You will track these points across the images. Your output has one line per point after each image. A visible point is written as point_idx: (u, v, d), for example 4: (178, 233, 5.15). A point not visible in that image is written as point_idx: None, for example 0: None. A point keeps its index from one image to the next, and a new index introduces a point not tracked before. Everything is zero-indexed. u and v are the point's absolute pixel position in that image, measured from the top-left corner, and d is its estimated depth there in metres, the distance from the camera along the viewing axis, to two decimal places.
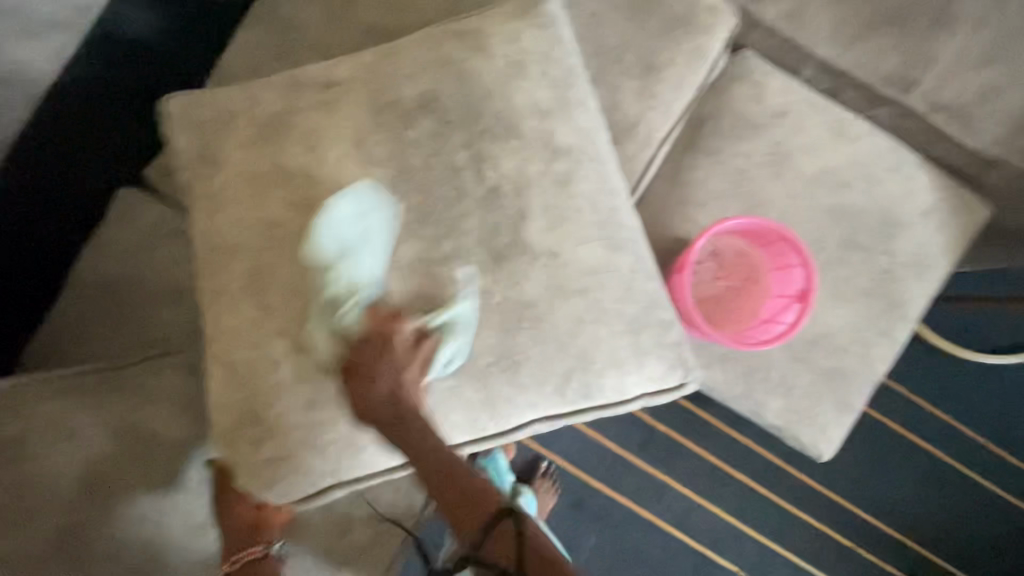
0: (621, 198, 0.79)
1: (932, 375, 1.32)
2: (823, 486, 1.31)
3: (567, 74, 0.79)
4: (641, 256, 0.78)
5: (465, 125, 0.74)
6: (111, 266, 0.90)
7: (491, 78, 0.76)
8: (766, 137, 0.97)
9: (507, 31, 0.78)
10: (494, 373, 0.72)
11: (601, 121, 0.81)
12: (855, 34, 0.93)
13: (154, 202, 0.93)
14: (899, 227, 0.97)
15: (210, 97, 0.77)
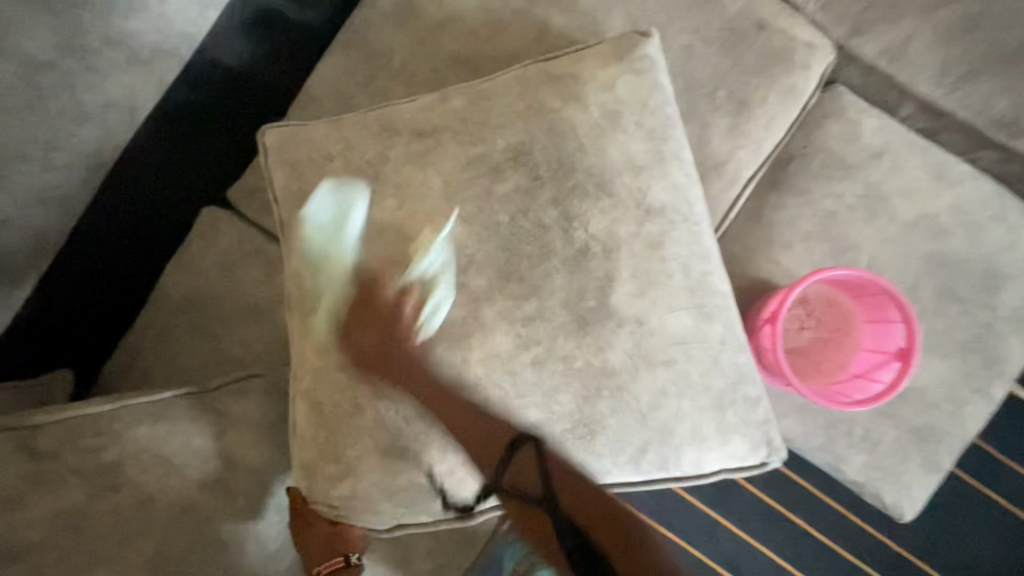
0: (713, 261, 0.76)
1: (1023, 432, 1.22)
2: (894, 542, 1.22)
3: (663, 125, 0.77)
4: (730, 326, 0.75)
5: (558, 170, 0.73)
6: (193, 284, 0.92)
7: (586, 127, 0.74)
8: (859, 178, 0.92)
9: (603, 69, 0.77)
10: (573, 440, 0.69)
11: (695, 176, 0.78)
12: (963, 74, 0.88)
13: (236, 222, 0.94)
14: (1002, 280, 0.91)
15: (307, 133, 0.78)
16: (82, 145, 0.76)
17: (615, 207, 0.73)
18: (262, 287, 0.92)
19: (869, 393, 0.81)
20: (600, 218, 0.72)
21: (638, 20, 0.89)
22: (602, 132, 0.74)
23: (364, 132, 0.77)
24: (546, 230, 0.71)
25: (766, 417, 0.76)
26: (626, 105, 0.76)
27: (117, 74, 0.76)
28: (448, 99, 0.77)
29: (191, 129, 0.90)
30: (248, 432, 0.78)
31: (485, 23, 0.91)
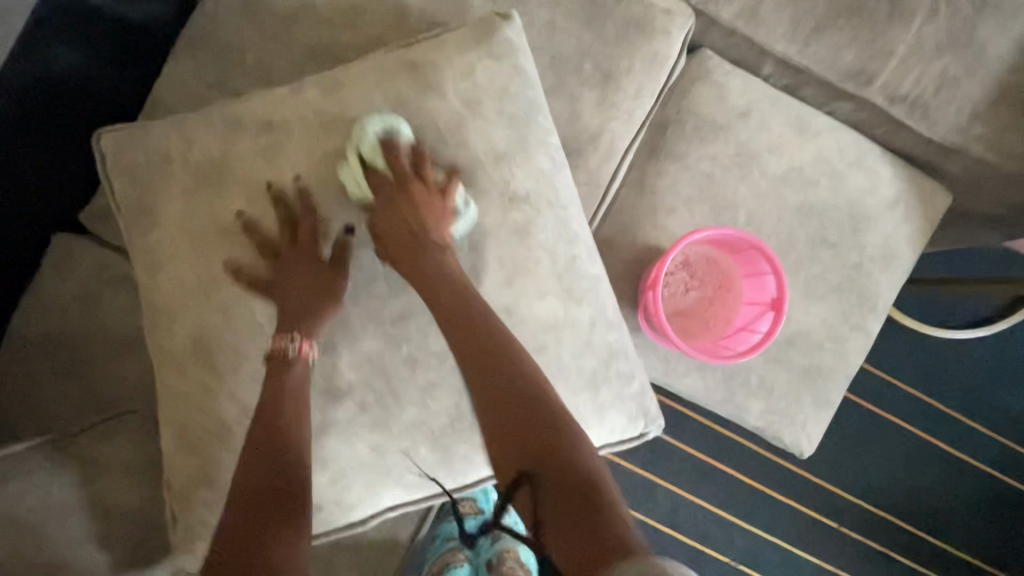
0: (583, 245, 0.76)
1: (893, 352, 1.40)
2: (802, 468, 1.38)
3: (526, 109, 0.75)
4: (602, 306, 0.76)
5: (417, 168, 0.71)
6: (49, 322, 0.84)
7: (444, 119, 0.72)
8: (730, 139, 0.95)
9: (462, 64, 0.73)
10: (452, 438, 0.71)
11: (563, 158, 0.78)
12: (809, 31, 0.93)
13: (94, 246, 0.87)
14: (866, 221, 0.98)
15: (141, 137, 0.72)
16: None
17: (482, 205, 0.71)
18: (128, 315, 0.85)
19: (750, 345, 0.84)
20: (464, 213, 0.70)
21: None
22: (462, 122, 0.72)
23: (207, 133, 0.70)
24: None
25: (641, 389, 0.79)
26: (485, 91, 0.74)
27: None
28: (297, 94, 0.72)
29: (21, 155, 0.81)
30: (121, 476, 0.73)
31: (338, 10, 0.87)
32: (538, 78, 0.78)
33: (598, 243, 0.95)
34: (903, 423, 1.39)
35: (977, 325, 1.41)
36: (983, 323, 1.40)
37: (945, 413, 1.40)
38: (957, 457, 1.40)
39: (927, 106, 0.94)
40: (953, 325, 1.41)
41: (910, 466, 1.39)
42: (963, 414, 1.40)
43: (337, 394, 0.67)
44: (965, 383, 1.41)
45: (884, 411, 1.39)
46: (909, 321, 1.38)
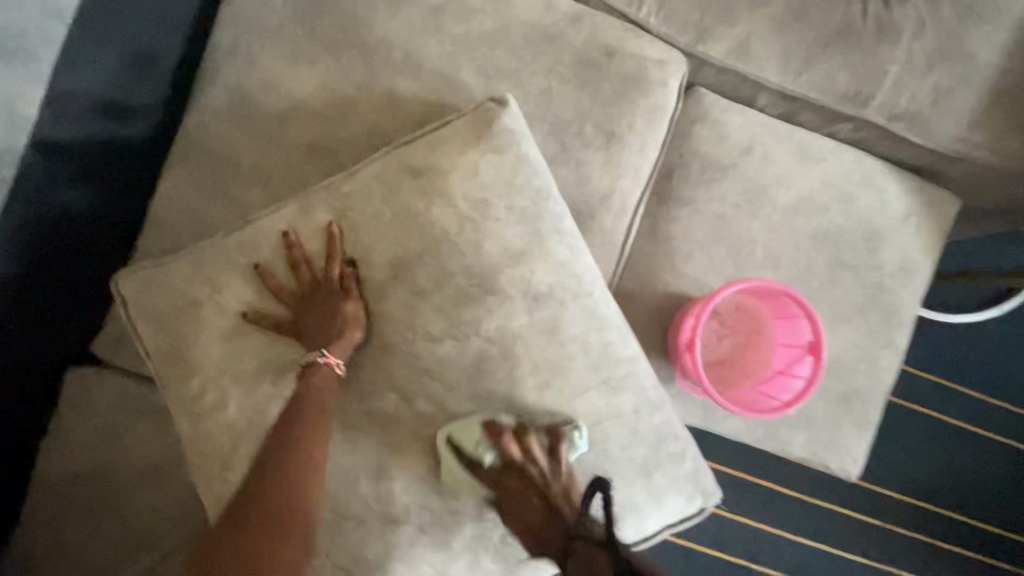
0: (615, 328, 0.75)
1: (914, 345, 1.40)
2: None
3: (535, 203, 0.74)
4: (642, 390, 0.74)
5: (438, 282, 0.70)
6: (79, 459, 0.81)
7: (455, 228, 0.71)
8: (737, 176, 0.95)
9: (465, 165, 0.72)
10: (511, 544, 0.69)
11: (581, 241, 0.76)
12: (801, 62, 0.93)
13: (111, 372, 0.85)
14: (881, 239, 0.97)
15: (167, 274, 0.73)
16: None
17: (506, 309, 0.70)
18: (161, 442, 0.82)
19: (792, 391, 0.83)
20: (494, 319, 0.70)
21: (490, 71, 0.86)
22: (474, 228, 0.71)
23: (234, 272, 0.72)
24: (428, 342, 0.70)
25: (694, 468, 0.77)
26: (494, 190, 0.72)
27: None
28: (313, 218, 0.73)
29: (50, 300, 0.79)
30: None
31: (330, 105, 0.85)
32: (543, 165, 0.76)
33: (620, 297, 0.94)
34: (936, 414, 1.39)
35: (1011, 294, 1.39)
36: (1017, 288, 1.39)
37: (976, 398, 1.40)
38: (994, 440, 1.39)
39: (926, 119, 0.94)
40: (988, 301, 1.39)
41: (950, 456, 1.39)
42: (995, 397, 1.40)
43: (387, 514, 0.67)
44: (992, 367, 1.40)
45: (916, 405, 1.39)
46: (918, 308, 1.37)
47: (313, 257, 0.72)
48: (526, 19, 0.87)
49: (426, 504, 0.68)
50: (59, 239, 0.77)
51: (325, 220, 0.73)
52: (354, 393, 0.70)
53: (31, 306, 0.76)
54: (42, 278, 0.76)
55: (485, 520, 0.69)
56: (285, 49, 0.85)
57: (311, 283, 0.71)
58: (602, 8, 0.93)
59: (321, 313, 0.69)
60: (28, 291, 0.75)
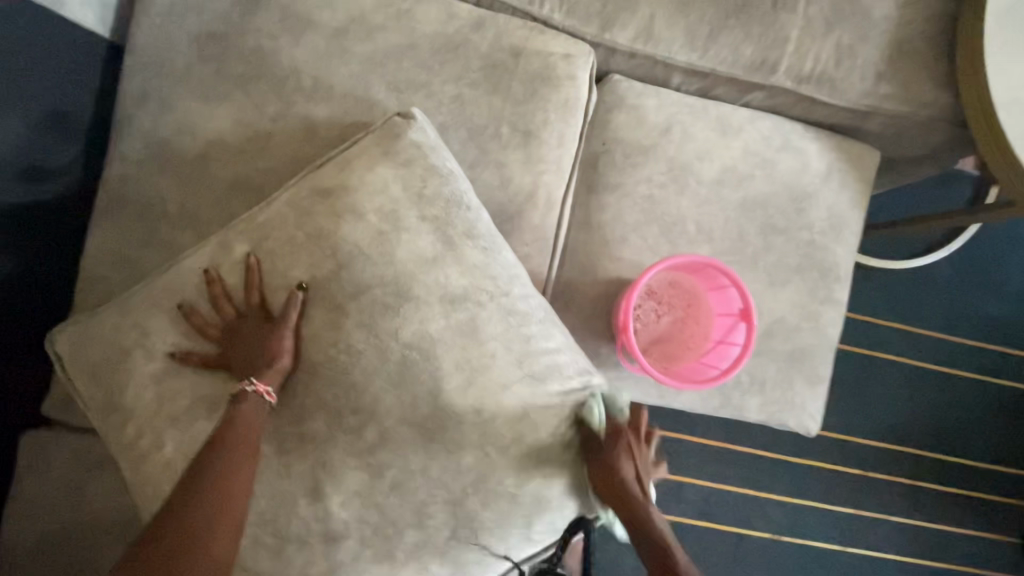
0: (535, 324, 0.77)
1: (865, 293, 1.44)
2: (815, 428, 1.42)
3: (447, 211, 0.77)
4: (567, 382, 0.76)
5: (356, 294, 0.72)
6: (37, 524, 0.81)
7: (368, 241, 0.73)
8: (660, 156, 0.97)
9: (374, 182, 0.75)
10: (454, 548, 0.71)
11: (500, 241, 0.81)
12: (704, 38, 0.95)
13: (63, 432, 0.85)
14: (807, 199, 1.00)
15: (98, 327, 0.75)
16: None
17: (422, 312, 0.72)
18: (119, 496, 0.82)
19: (732, 357, 0.85)
20: (409, 326, 0.72)
21: (401, 86, 0.87)
22: (386, 240, 0.74)
23: (162, 315, 0.74)
24: (354, 356, 0.71)
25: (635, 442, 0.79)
26: (403, 202, 0.76)
27: None
28: (231, 252, 0.75)
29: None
30: None
31: (247, 139, 0.86)
32: (456, 174, 0.80)
33: (562, 289, 0.95)
34: (895, 358, 1.44)
35: (952, 236, 1.45)
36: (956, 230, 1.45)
37: (932, 337, 1.45)
38: (953, 375, 1.45)
39: (833, 79, 0.97)
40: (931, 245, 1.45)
41: (914, 396, 1.44)
42: (950, 333, 1.45)
43: (337, 537, 0.68)
44: (943, 305, 1.46)
45: (876, 353, 1.44)
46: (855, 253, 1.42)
47: (233, 290, 0.74)
48: (430, 31, 0.89)
49: (384, 517, 0.69)
50: None
51: (243, 253, 0.75)
52: (298, 416, 0.71)
53: None
54: None
55: (425, 530, 0.70)
56: (194, 89, 0.86)
57: (236, 316, 0.73)
58: (505, 11, 0.95)
59: (250, 342, 0.71)
60: None
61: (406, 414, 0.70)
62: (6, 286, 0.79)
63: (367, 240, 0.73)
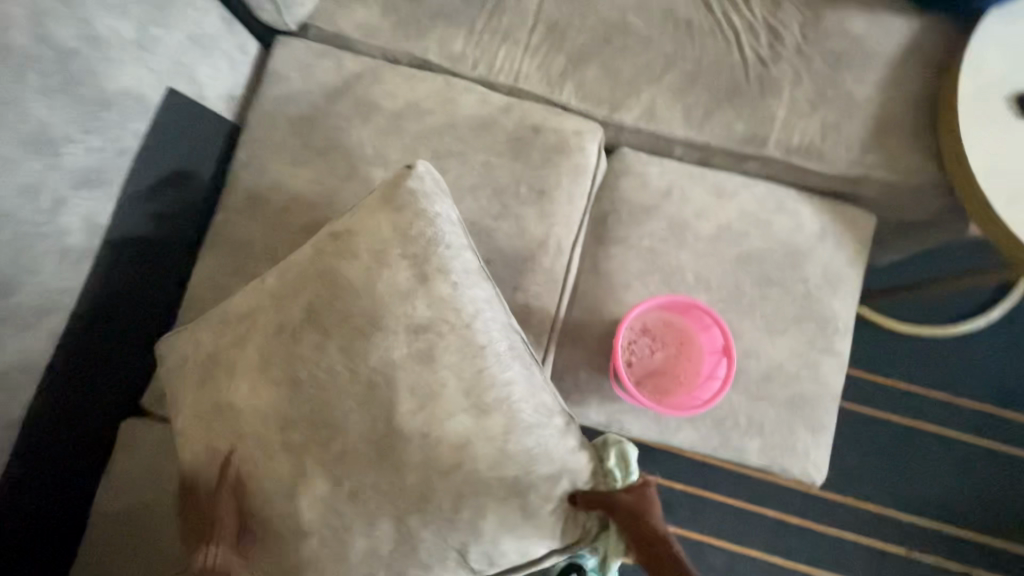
0: (491, 358, 0.85)
1: (891, 357, 1.44)
2: (845, 496, 1.38)
3: (426, 251, 0.88)
4: (512, 416, 0.83)
5: (341, 321, 0.85)
6: (124, 495, 0.99)
7: (358, 276, 0.86)
8: (661, 215, 1.11)
9: (373, 226, 0.89)
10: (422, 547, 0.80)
11: (478, 280, 0.91)
12: (699, 118, 1.12)
13: (153, 420, 1.05)
14: (802, 255, 1.09)
15: (169, 345, 0.96)
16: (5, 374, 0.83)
17: (392, 338, 0.83)
18: None
19: (715, 390, 0.96)
20: (379, 350, 0.83)
21: (441, 155, 1.09)
22: (373, 273, 0.86)
23: (202, 331, 0.92)
24: (340, 372, 0.83)
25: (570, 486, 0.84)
26: (391, 241, 0.88)
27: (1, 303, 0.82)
28: (260, 282, 0.92)
29: (109, 366, 1.00)
30: None
31: (320, 194, 1.09)
32: (449, 224, 0.92)
33: (571, 327, 1.07)
34: (928, 427, 1.41)
35: (994, 301, 1.46)
36: (988, 303, 1.46)
37: (969, 407, 1.41)
38: (993, 449, 1.39)
39: (820, 150, 1.09)
40: (971, 309, 1.46)
41: (953, 470, 1.38)
42: (989, 404, 1.41)
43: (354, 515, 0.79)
44: (980, 375, 1.43)
45: (908, 421, 1.41)
46: (872, 313, 1.46)
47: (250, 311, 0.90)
48: (468, 113, 1.11)
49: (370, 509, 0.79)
50: (118, 316, 1.00)
51: (266, 282, 0.91)
52: (303, 428, 0.82)
53: (91, 367, 0.96)
54: (100, 345, 0.97)
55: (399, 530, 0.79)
56: (286, 156, 1.12)
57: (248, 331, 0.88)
58: (531, 98, 1.16)
59: (258, 356, 0.86)
60: (89, 355, 0.95)
61: (389, 431, 0.81)
62: (135, 298, 1.03)
63: (359, 270, 0.86)
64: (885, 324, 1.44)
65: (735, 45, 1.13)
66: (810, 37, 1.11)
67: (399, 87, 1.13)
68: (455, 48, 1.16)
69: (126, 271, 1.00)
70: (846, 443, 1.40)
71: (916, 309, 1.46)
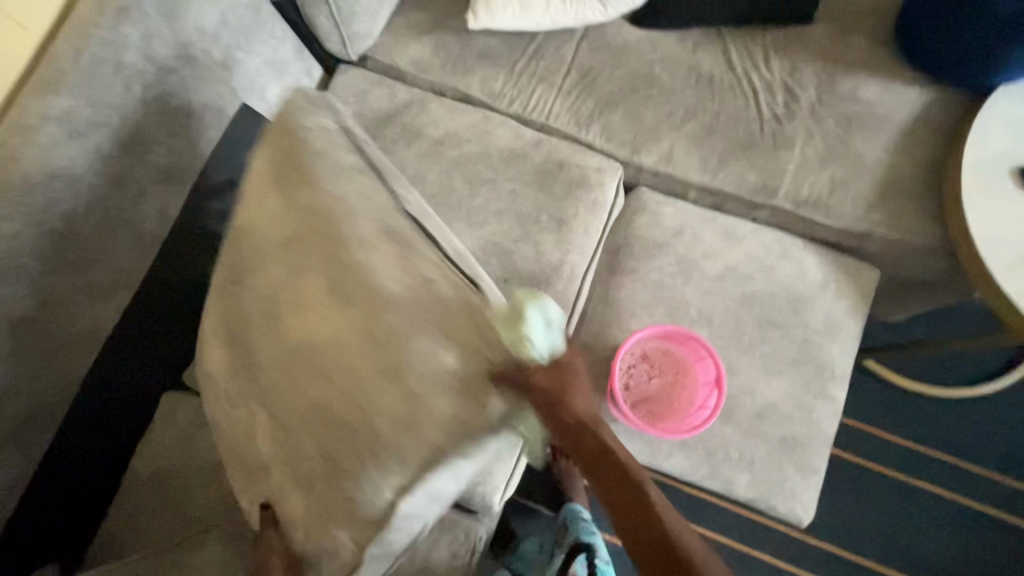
0: (350, 253, 0.75)
1: (895, 412, 1.45)
2: (841, 548, 1.38)
3: (297, 162, 0.80)
4: (393, 323, 0.72)
5: (239, 252, 0.80)
6: (158, 460, 1.09)
7: (246, 209, 0.81)
8: (671, 252, 1.18)
9: (263, 158, 0.83)
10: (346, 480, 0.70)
11: (364, 175, 0.82)
12: (715, 166, 1.20)
13: (189, 395, 1.15)
14: (804, 302, 1.14)
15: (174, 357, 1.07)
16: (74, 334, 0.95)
17: (269, 254, 0.77)
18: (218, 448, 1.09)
19: (704, 419, 1.06)
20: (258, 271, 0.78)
21: (473, 180, 1.19)
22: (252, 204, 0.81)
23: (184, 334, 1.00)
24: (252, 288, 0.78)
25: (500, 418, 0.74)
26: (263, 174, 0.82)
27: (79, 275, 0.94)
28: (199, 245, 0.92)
29: (160, 342, 1.12)
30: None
31: None
32: (323, 132, 0.84)
33: (577, 348, 1.15)
34: (931, 486, 1.40)
35: (1007, 369, 1.46)
36: (1000, 370, 1.46)
37: (973, 471, 1.41)
38: (995, 516, 1.39)
39: (827, 205, 1.16)
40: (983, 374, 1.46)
41: (954, 533, 1.37)
42: (993, 470, 1.41)
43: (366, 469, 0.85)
44: (985, 439, 1.43)
45: (910, 478, 1.41)
46: (883, 368, 1.46)
47: None
48: (501, 145, 1.22)
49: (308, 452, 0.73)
50: (173, 298, 1.11)
51: None
52: (236, 373, 0.79)
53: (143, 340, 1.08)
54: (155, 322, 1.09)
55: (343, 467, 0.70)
56: None
57: None
58: (559, 136, 1.27)
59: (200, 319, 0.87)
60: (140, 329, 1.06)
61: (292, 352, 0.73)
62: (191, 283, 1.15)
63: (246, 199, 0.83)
64: (894, 380, 1.45)
65: (753, 102, 1.22)
66: (823, 100, 1.20)
67: (441, 116, 1.25)
68: (495, 86, 1.29)
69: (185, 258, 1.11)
70: (845, 495, 1.41)
71: (927, 368, 1.47)
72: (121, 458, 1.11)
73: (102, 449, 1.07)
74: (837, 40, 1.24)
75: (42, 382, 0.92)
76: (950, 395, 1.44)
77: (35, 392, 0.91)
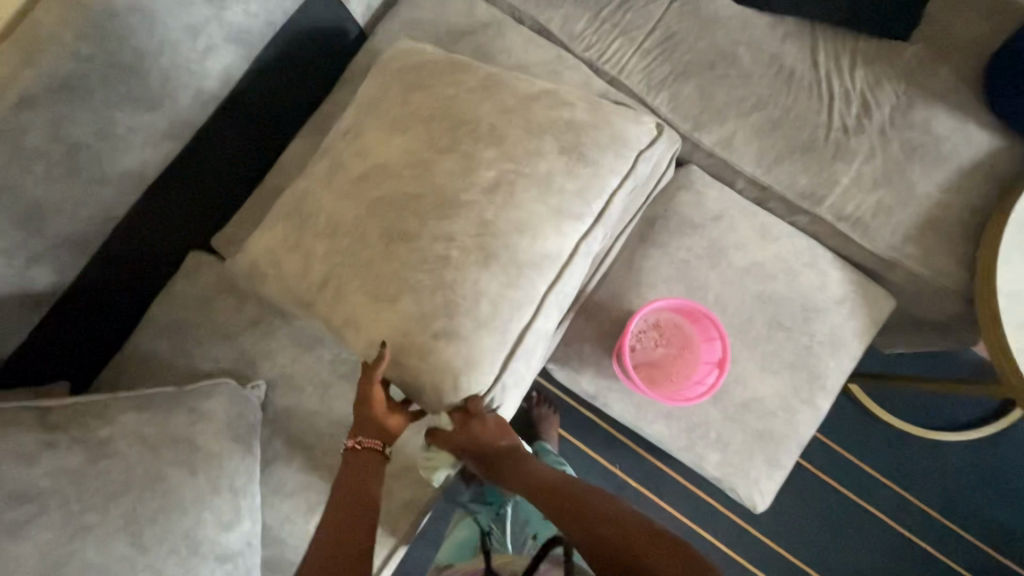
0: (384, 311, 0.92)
1: (863, 437, 1.53)
2: (776, 542, 1.50)
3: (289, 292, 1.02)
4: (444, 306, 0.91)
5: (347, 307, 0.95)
6: (175, 311, 1.13)
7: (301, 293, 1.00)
8: (704, 234, 1.20)
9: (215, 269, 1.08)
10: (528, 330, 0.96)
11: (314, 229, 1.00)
12: (770, 162, 1.21)
13: (215, 260, 1.16)
14: (817, 312, 1.18)
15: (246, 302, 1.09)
16: (121, 171, 0.95)
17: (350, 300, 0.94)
18: (238, 315, 1.13)
19: (697, 393, 1.13)
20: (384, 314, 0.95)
21: None
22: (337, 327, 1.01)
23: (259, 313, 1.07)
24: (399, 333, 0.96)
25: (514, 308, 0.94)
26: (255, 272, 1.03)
27: (137, 114, 0.92)
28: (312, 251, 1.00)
29: (196, 200, 1.12)
30: (212, 427, 0.95)
31: None
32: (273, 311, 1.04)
33: (592, 305, 1.19)
34: (875, 510, 1.50)
35: (977, 425, 1.53)
36: (970, 424, 1.53)
37: (918, 506, 1.50)
38: (927, 549, 1.49)
39: (866, 226, 1.18)
40: (952, 426, 1.53)
41: (881, 554, 1.49)
42: (938, 510, 1.50)
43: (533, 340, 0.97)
44: (939, 480, 1.51)
45: (857, 498, 1.51)
46: (865, 396, 1.53)
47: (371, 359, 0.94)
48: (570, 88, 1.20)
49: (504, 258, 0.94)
50: (217, 159, 1.11)
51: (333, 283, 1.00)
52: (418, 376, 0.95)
53: (182, 194, 1.08)
54: (195, 180, 1.09)
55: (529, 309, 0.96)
56: None
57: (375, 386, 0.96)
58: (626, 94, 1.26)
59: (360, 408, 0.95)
60: (180, 183, 1.06)
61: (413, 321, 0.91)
62: (236, 150, 1.14)
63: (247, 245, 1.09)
64: (872, 408, 1.52)
65: (826, 107, 1.21)
66: (895, 122, 1.19)
67: (516, 45, 1.23)
68: (576, 28, 1.26)
69: (235, 124, 1.10)
70: (794, 498, 1.51)
71: (906, 406, 1.54)
72: (142, 301, 1.16)
73: (125, 289, 1.10)
74: (928, 64, 1.22)
75: (86, 210, 0.94)
76: (918, 435, 1.52)
77: (80, 218, 0.93)
